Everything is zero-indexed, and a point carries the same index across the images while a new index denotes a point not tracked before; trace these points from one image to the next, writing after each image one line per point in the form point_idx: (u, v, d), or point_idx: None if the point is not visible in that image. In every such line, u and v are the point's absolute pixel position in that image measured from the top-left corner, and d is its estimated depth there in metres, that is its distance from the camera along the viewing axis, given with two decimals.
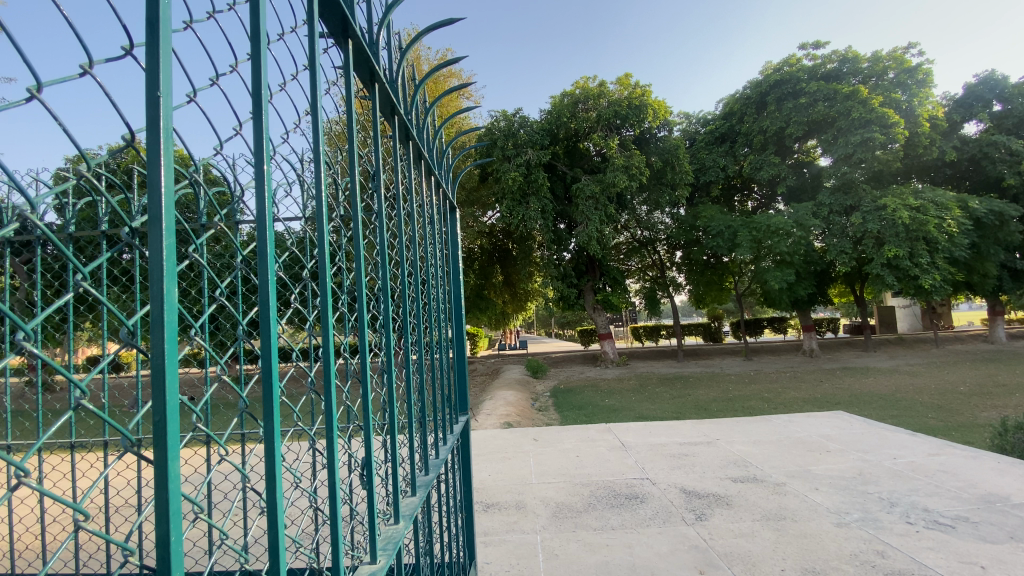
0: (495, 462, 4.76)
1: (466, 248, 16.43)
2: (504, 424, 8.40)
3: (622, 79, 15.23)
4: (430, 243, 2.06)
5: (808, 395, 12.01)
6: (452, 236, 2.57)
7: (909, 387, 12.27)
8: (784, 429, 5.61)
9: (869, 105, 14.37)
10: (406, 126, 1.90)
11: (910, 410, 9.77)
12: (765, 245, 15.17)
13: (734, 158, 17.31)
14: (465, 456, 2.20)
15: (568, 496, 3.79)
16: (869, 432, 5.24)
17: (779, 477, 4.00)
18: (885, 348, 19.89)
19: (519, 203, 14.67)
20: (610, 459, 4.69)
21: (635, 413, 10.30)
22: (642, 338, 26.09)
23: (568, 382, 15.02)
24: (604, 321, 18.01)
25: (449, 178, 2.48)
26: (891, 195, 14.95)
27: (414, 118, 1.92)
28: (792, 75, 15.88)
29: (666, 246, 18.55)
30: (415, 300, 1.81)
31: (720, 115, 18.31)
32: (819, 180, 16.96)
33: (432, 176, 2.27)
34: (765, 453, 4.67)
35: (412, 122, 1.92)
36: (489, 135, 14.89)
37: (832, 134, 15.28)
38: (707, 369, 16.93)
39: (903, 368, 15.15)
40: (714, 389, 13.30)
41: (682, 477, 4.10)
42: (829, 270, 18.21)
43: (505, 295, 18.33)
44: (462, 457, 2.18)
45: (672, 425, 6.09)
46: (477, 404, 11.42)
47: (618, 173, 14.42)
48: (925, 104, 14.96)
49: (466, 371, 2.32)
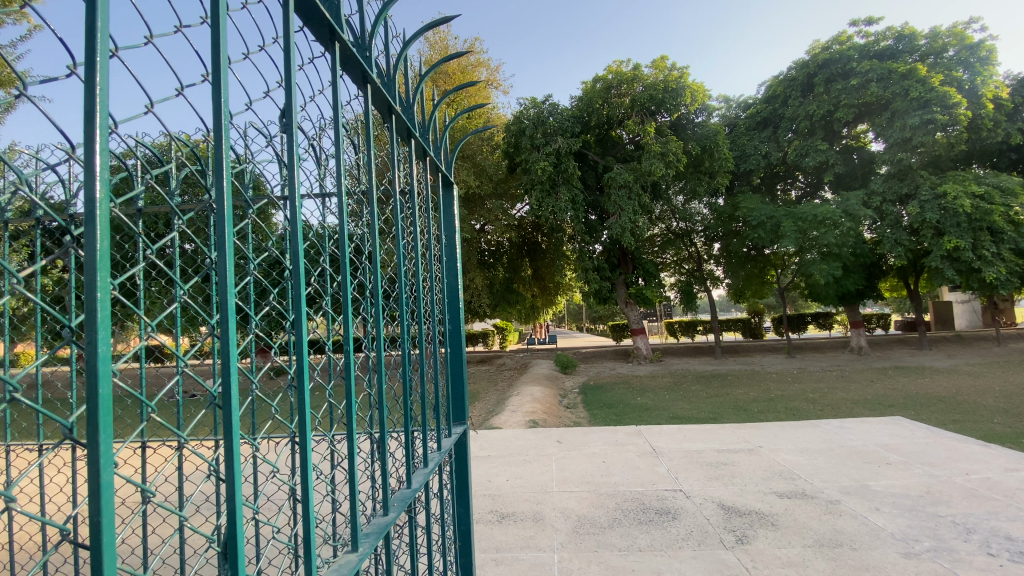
0: (514, 466, 4.45)
1: (495, 241, 16.15)
2: (529, 422, 8.12)
3: (658, 62, 14.60)
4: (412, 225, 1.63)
5: (858, 396, 11.19)
6: (449, 220, 2.12)
7: (971, 389, 11.26)
8: (834, 436, 5.06)
9: (929, 84, 13.29)
10: (366, 69, 1.38)
11: (974, 414, 8.89)
12: (810, 236, 14.27)
13: (778, 144, 16.35)
14: (462, 470, 1.90)
15: (592, 509, 3.44)
16: (934, 442, 4.63)
17: (833, 495, 3.53)
18: (942, 347, 18.52)
19: (549, 194, 14.28)
20: (640, 467, 4.30)
21: (668, 413, 9.85)
22: (677, 333, 25.34)
23: (599, 379, 14.59)
24: (637, 316, 17.42)
25: (438, 147, 1.96)
26: (951, 182, 13.82)
27: (373, 57, 1.38)
28: (843, 54, 14.79)
29: (703, 238, 17.77)
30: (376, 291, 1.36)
31: (762, 99, 17.36)
32: (870, 166, 15.89)
33: (411, 140, 1.71)
34: (814, 465, 4.17)
35: (371, 62, 1.38)
36: (518, 124, 14.45)
37: (886, 116, 14.21)
38: (746, 368, 16.22)
39: (963, 368, 13.99)
40: (754, 388, 12.63)
41: (719, 490, 3.69)
42: (881, 263, 17.04)
43: (535, 288, 17.92)
44: (459, 471, 1.89)
45: (708, 429, 5.65)
46: (504, 399, 11.17)
47: (654, 161, 13.79)
48: (989, 83, 13.75)
49: (464, 373, 1.99)
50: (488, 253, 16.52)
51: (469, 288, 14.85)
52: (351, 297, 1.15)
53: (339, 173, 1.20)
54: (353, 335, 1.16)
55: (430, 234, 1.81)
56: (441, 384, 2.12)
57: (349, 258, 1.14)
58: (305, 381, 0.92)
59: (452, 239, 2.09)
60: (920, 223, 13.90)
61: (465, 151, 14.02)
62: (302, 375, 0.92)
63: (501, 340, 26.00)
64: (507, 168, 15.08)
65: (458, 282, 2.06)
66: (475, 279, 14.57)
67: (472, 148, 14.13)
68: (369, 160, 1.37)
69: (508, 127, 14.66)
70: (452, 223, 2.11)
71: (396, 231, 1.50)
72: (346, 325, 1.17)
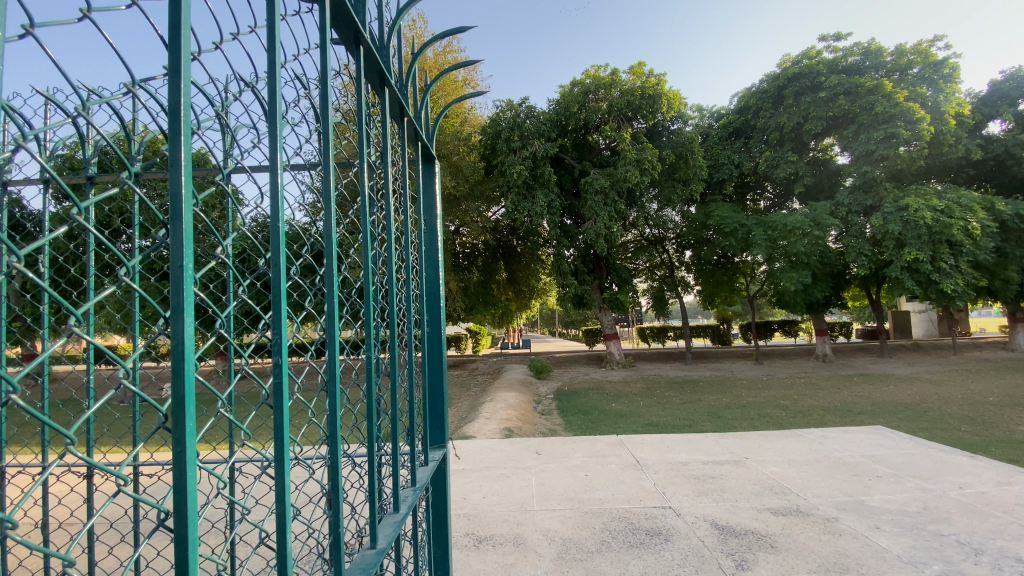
0: (490, 481, 4.13)
1: (468, 244, 15.80)
2: (503, 430, 7.79)
3: (636, 68, 14.55)
4: (384, 194, 1.31)
5: (828, 403, 11.31)
6: (430, 202, 1.81)
7: (934, 396, 11.52)
8: (819, 447, 4.92)
9: (894, 99, 13.64)
10: None
11: (942, 422, 9.01)
12: (780, 245, 14.46)
13: (749, 154, 16.59)
14: (440, 501, 1.59)
15: (577, 531, 3.15)
16: (919, 454, 4.54)
17: (829, 512, 3.34)
18: (902, 355, 19.06)
19: (525, 197, 14.04)
20: (625, 481, 4.04)
21: (643, 420, 9.67)
22: (648, 339, 25.42)
23: (572, 384, 14.39)
24: (610, 321, 17.33)
25: (418, 110, 1.65)
26: (914, 195, 14.19)
27: None
28: (812, 68, 15.08)
29: (676, 245, 17.88)
30: (332, 278, 1.04)
31: (735, 110, 17.58)
32: (838, 178, 16.27)
33: (384, 88, 1.39)
34: (805, 478, 4.00)
35: None
36: (494, 125, 14.16)
37: (853, 129, 14.54)
38: (717, 373, 16.30)
39: (925, 376, 14.36)
40: (727, 395, 12.63)
41: (711, 507, 3.46)
42: (846, 273, 17.47)
43: (510, 292, 17.59)
44: (435, 502, 1.57)
45: (691, 439, 5.45)
46: (477, 406, 10.81)
47: (630, 168, 13.70)
48: (951, 100, 14.16)
49: (444, 386, 1.68)
50: (462, 255, 16.16)
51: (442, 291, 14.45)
52: (288, 286, 0.85)
53: (274, 114, 0.88)
54: (285, 339, 0.84)
55: (407, 215, 1.50)
56: (419, 395, 1.81)
57: (280, 227, 0.84)
58: (185, 421, 0.64)
59: (435, 224, 1.79)
60: (883, 234, 14.24)
61: (440, 150, 13.65)
62: (181, 408, 0.63)
63: (473, 344, 25.63)
64: (482, 170, 14.76)
65: (439, 278, 1.75)
66: (448, 282, 14.21)
67: (448, 147, 13.78)
68: (327, 106, 1.06)
69: (484, 128, 14.39)
70: (433, 202, 1.80)
71: (363, 207, 1.17)
72: (281, 326, 0.85)
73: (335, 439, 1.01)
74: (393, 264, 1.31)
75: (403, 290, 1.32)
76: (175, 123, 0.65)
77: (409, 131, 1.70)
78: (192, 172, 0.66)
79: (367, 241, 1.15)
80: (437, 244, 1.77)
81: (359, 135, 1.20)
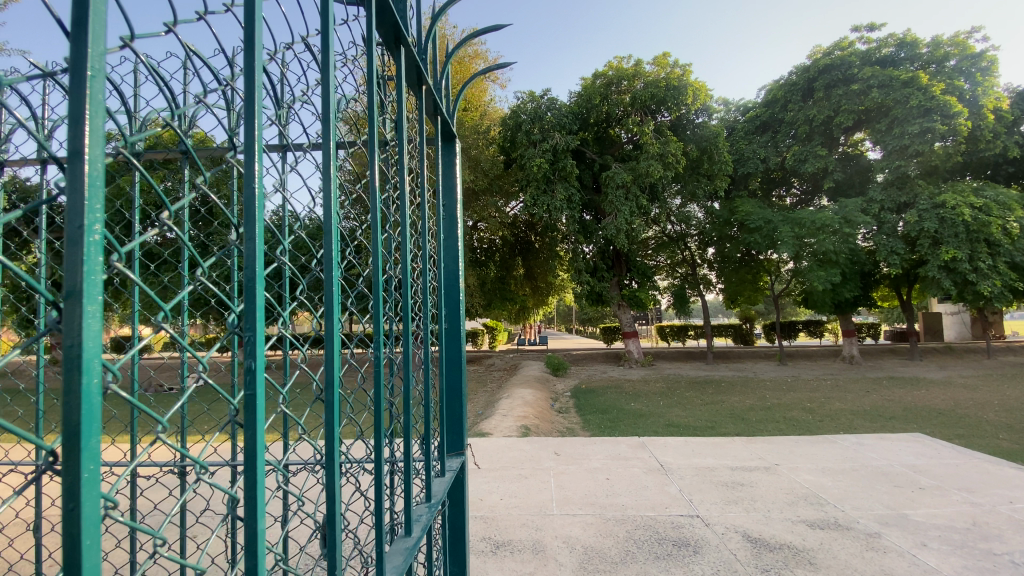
0: (507, 482, 3.98)
1: (487, 239, 15.68)
2: (520, 427, 7.65)
3: (660, 58, 14.21)
4: (399, 172, 1.16)
5: (856, 406, 10.90)
6: (449, 185, 1.67)
7: (970, 401, 11.03)
8: (853, 454, 4.67)
9: (930, 92, 13.08)
10: None
11: (979, 429, 8.59)
12: (806, 243, 14.04)
13: (776, 149, 16.10)
14: (459, 509, 1.49)
15: (600, 539, 2.99)
16: (963, 464, 4.26)
17: (870, 526, 3.12)
18: (933, 358, 18.38)
19: (544, 191, 13.86)
20: (649, 486, 3.87)
21: (663, 420, 9.45)
22: (667, 338, 25.01)
23: (590, 382, 14.17)
24: (629, 319, 17.05)
25: (437, 80, 1.50)
26: (950, 192, 13.59)
27: None
28: (845, 59, 14.52)
29: (698, 242, 17.49)
30: (329, 264, 0.89)
31: (762, 103, 17.08)
32: (869, 174, 15.72)
33: (400, 48, 1.22)
34: (842, 487, 3.76)
35: None
36: (514, 118, 13.96)
37: (886, 123, 13.99)
38: (738, 374, 15.92)
39: (958, 380, 13.78)
40: (750, 396, 12.28)
41: (742, 517, 3.27)
42: (876, 273, 16.87)
43: (527, 288, 17.37)
44: (454, 510, 1.47)
45: (717, 442, 5.22)
46: (493, 402, 10.68)
47: (652, 162, 13.41)
48: (990, 93, 13.51)
49: (463, 387, 1.55)
50: (480, 251, 16.01)
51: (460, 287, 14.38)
52: (255, 270, 0.71)
53: (253, 68, 0.74)
54: (257, 336, 0.71)
55: (424, 195, 1.34)
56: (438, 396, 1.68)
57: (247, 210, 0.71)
58: (89, 456, 0.51)
59: (455, 210, 1.65)
60: (917, 232, 13.67)
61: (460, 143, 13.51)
62: (75, 438, 0.50)
63: (490, 339, 25.62)
64: (501, 164, 14.64)
65: (456, 269, 1.61)
66: (467, 277, 14.12)
67: (467, 139, 13.64)
68: (327, 66, 0.92)
69: (504, 121, 14.23)
70: (453, 187, 1.66)
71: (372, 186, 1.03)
72: (256, 324, 0.72)
73: (331, 452, 0.88)
74: (404, 252, 1.16)
75: (416, 288, 1.18)
76: (78, 68, 0.51)
77: (428, 107, 1.56)
78: (101, 141, 0.53)
79: (377, 225, 1.02)
80: (455, 232, 1.62)
81: (370, 100, 1.04)
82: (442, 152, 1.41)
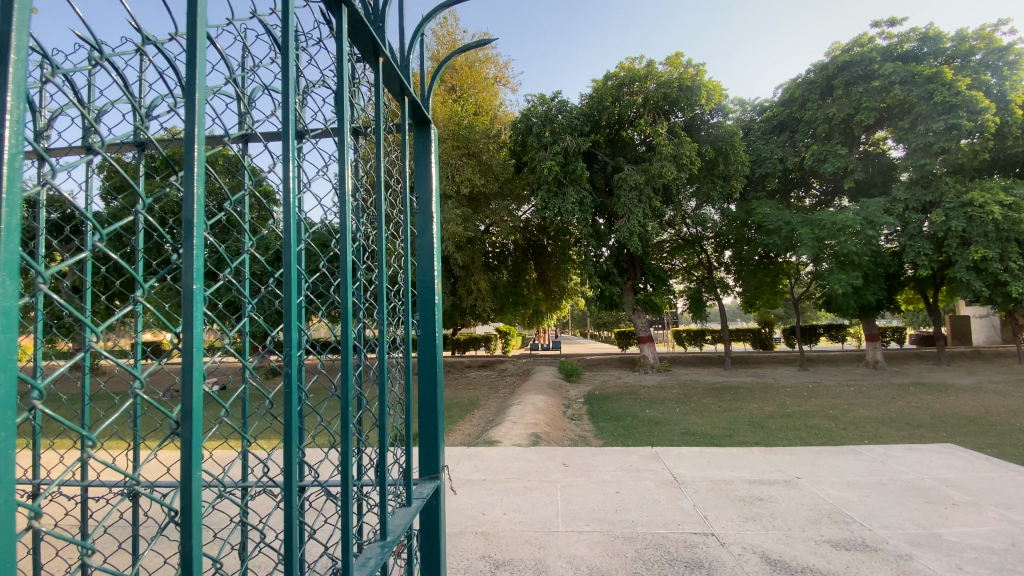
0: (512, 495, 3.81)
1: (499, 243, 15.53)
2: (530, 435, 7.46)
3: (673, 58, 13.93)
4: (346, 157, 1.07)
5: (882, 414, 10.47)
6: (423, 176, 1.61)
7: (1002, 408, 10.51)
8: (881, 466, 4.39)
9: (955, 88, 12.62)
10: None
11: (1014, 437, 8.15)
12: (827, 244, 13.63)
13: (794, 149, 15.70)
14: (432, 526, 1.49)
15: (606, 559, 2.80)
16: (1001, 477, 3.97)
17: (901, 547, 2.87)
18: (962, 363, 17.70)
19: (556, 194, 13.72)
20: (661, 501, 3.66)
21: (679, 428, 9.18)
22: (684, 342, 24.57)
23: (604, 388, 13.90)
24: (644, 324, 16.75)
25: (403, 60, 1.42)
26: (978, 190, 13.06)
27: None
28: (864, 56, 14.08)
29: (714, 244, 17.14)
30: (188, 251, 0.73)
31: (779, 102, 16.70)
32: (891, 173, 15.26)
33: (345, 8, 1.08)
34: (869, 504, 3.50)
35: None
36: (524, 121, 13.82)
37: (909, 120, 13.54)
38: (757, 380, 15.51)
39: (989, 385, 13.21)
40: (769, 403, 11.89)
41: (761, 536, 3.05)
42: (901, 274, 16.30)
43: (540, 292, 17.15)
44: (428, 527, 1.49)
45: (734, 453, 4.98)
46: (505, 408, 10.51)
47: (665, 163, 13.15)
48: (1018, 88, 12.98)
49: (439, 402, 1.54)
50: (492, 255, 15.84)
51: (472, 292, 14.25)
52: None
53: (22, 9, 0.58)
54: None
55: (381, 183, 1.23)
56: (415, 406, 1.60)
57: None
58: None
59: (430, 202, 1.64)
60: (943, 232, 13.16)
61: (471, 147, 13.43)
62: None
63: (504, 344, 25.50)
64: (513, 168, 14.54)
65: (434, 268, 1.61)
66: (479, 281, 13.96)
67: (478, 143, 13.56)
68: (191, 12, 0.77)
69: (515, 124, 14.10)
70: (428, 176, 1.63)
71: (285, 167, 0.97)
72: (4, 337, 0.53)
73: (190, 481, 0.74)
74: (345, 245, 1.09)
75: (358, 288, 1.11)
76: None
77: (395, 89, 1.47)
78: None
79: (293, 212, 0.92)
80: (430, 228, 1.62)
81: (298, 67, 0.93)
82: (413, 132, 1.35)
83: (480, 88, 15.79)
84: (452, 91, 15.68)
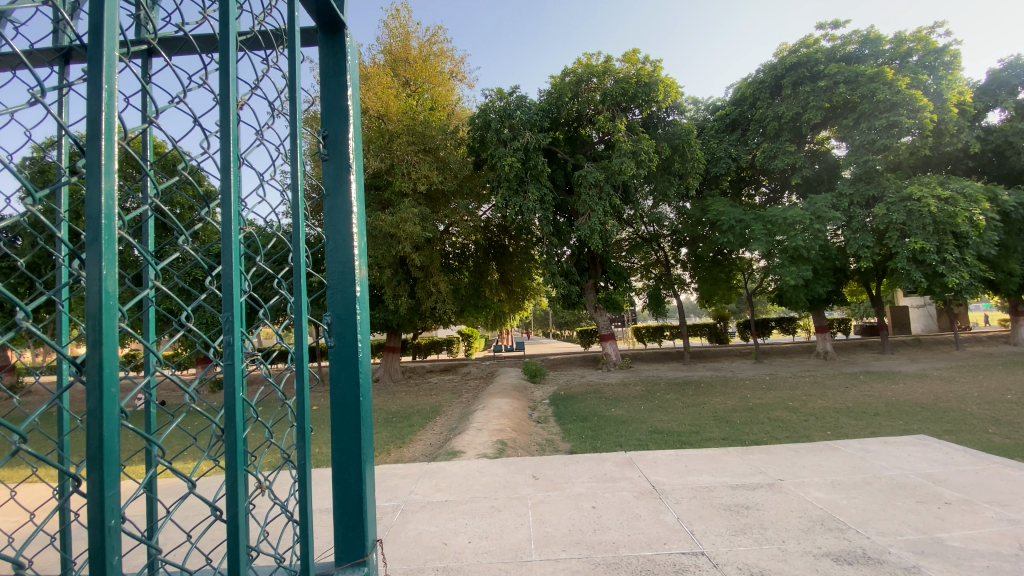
0: (477, 518, 3.38)
1: (458, 244, 14.93)
2: (495, 441, 7.03)
3: (629, 54, 13.82)
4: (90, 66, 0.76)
5: (838, 404, 10.66)
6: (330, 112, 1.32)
7: (949, 394, 10.88)
8: (861, 464, 4.22)
9: (896, 87, 13.04)
10: None
11: (965, 423, 8.37)
12: (778, 240, 13.87)
13: (746, 147, 16.01)
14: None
15: None
16: (981, 470, 3.86)
17: (905, 558, 2.63)
18: (904, 351, 18.52)
19: (516, 191, 13.36)
20: (642, 515, 3.32)
21: (646, 426, 8.99)
22: (644, 339, 24.77)
23: (569, 388, 13.63)
24: (606, 322, 16.66)
25: None
26: (917, 185, 13.60)
27: None
28: (810, 57, 14.38)
29: (671, 241, 17.31)
30: None
31: (731, 101, 16.94)
32: (837, 171, 15.76)
33: None
34: (860, 508, 3.28)
35: None
36: (482, 117, 13.38)
37: (853, 119, 13.94)
38: (717, 373, 15.68)
39: (933, 372, 13.74)
40: (731, 397, 11.93)
41: (756, 553, 2.75)
42: (847, 267, 16.88)
43: (502, 292, 16.74)
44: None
45: (712, 455, 4.72)
46: (467, 413, 10.06)
47: (625, 159, 12.99)
48: (953, 88, 13.56)
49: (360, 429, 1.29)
50: (452, 257, 15.20)
51: (431, 293, 13.57)
52: None
53: None
54: None
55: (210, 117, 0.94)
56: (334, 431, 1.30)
57: None
58: None
59: (346, 148, 1.34)
60: (886, 225, 13.61)
61: (427, 144, 12.85)
62: None
63: (465, 346, 24.97)
64: (471, 165, 14.10)
65: (351, 246, 1.32)
66: (437, 283, 13.37)
67: (435, 140, 12.98)
68: None
69: (472, 121, 13.64)
70: (343, 109, 1.35)
71: None
72: None
73: None
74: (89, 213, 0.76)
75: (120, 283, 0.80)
76: None
77: None
78: None
79: None
80: (346, 182, 1.34)
81: None
82: (298, 35, 1.08)
83: (435, 83, 15.12)
84: (406, 86, 15.01)
